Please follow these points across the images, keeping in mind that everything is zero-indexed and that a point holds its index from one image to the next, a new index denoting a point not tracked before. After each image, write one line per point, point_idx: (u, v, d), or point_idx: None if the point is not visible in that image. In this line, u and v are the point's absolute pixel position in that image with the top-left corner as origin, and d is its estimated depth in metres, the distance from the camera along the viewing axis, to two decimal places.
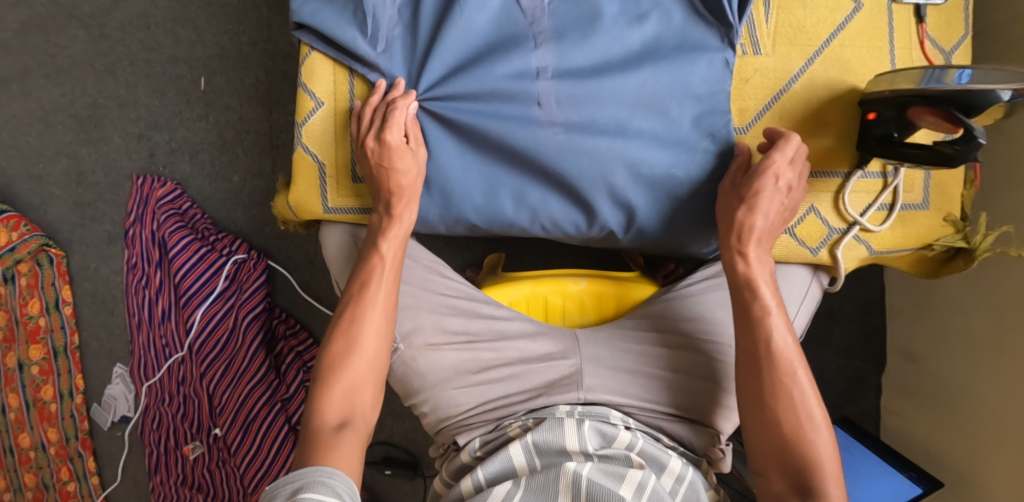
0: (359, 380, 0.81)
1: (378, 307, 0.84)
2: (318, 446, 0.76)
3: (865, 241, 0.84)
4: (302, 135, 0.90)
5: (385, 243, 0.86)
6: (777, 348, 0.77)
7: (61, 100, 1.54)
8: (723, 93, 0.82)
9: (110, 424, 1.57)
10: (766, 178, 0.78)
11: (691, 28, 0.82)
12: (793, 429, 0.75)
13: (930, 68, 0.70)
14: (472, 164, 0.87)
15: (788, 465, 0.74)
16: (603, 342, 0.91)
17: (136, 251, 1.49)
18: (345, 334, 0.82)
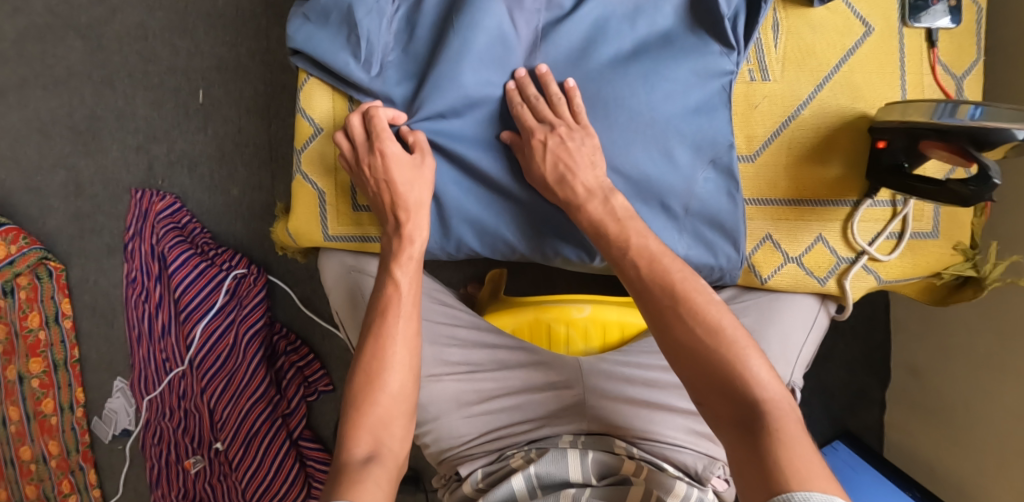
0: (385, 413, 0.74)
1: (400, 338, 0.77)
2: (345, 479, 0.67)
3: (875, 271, 0.82)
4: (302, 162, 0.89)
5: (399, 268, 0.80)
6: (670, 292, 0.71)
7: (60, 111, 1.52)
8: (722, 119, 0.80)
9: (110, 438, 1.55)
10: (535, 147, 0.78)
11: (691, 49, 0.80)
12: (714, 374, 0.67)
13: (943, 101, 0.68)
14: (470, 193, 0.85)
15: (731, 402, 0.66)
16: (604, 371, 0.89)
17: (136, 265, 1.47)
18: (367, 365, 0.75)
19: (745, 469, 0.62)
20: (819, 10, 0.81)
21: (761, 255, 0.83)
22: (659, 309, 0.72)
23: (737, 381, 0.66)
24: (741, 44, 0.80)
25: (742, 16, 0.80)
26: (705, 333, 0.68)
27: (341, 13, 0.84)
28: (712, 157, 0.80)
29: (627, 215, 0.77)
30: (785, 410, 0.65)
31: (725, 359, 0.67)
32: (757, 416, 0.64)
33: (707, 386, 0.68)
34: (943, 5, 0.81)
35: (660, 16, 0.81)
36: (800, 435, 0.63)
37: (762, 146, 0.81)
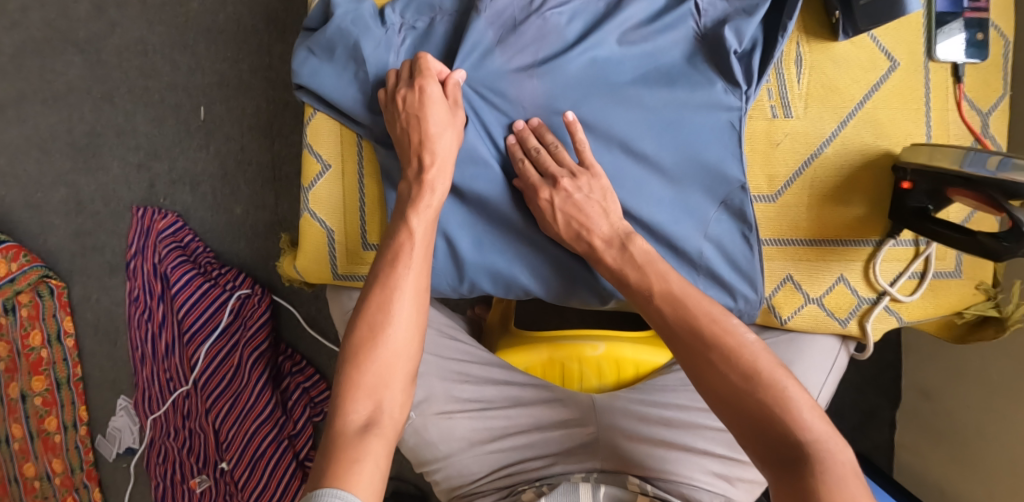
0: (386, 372, 0.70)
1: (409, 290, 0.74)
2: (342, 451, 0.63)
3: (895, 312, 0.83)
4: (308, 200, 0.88)
5: (415, 215, 0.77)
6: (707, 335, 0.69)
7: (59, 127, 1.49)
8: (733, 160, 0.80)
9: (115, 456, 1.52)
10: (542, 205, 0.79)
11: (696, 89, 0.80)
12: (762, 412, 0.64)
13: (972, 150, 0.69)
14: (486, 242, 0.84)
15: (774, 450, 0.63)
16: (621, 409, 0.87)
17: (138, 284, 1.45)
18: (373, 316, 0.72)
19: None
20: (843, 44, 0.81)
21: (782, 296, 0.83)
22: (692, 353, 0.69)
23: (779, 428, 0.63)
24: (753, 85, 0.79)
25: (758, 50, 0.80)
26: (740, 379, 0.65)
27: (348, 48, 0.83)
28: (724, 197, 0.81)
29: (647, 258, 0.75)
30: (832, 453, 0.62)
31: (764, 404, 0.64)
32: (804, 463, 0.61)
33: (747, 435, 0.65)
34: (966, 38, 0.81)
35: (664, 54, 0.81)
36: (850, 482, 0.60)
37: (782, 187, 0.82)
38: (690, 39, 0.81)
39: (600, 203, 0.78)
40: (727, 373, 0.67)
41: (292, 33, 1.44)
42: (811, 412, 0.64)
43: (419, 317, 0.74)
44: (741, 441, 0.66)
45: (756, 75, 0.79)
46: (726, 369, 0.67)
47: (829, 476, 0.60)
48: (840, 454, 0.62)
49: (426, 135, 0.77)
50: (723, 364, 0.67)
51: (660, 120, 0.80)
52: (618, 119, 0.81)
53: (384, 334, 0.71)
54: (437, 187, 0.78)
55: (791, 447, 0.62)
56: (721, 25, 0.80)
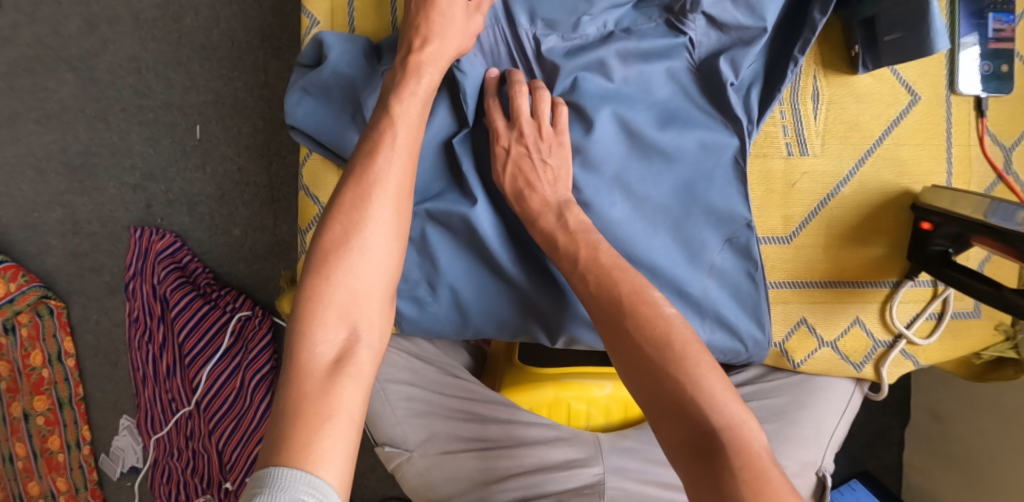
0: (360, 284, 0.67)
1: (388, 189, 0.70)
2: (312, 381, 0.61)
3: (913, 356, 0.83)
4: (308, 244, 0.86)
5: (400, 103, 0.73)
6: (629, 306, 0.68)
7: (53, 147, 1.46)
8: (737, 200, 0.77)
9: (119, 475, 1.50)
10: (497, 155, 0.77)
11: (698, 126, 0.78)
12: (673, 388, 0.62)
13: (997, 200, 0.68)
14: (491, 291, 0.83)
15: (688, 434, 0.60)
16: (629, 451, 0.86)
17: (138, 304, 1.43)
18: (346, 218, 0.68)
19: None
20: (862, 77, 0.79)
21: (796, 341, 0.82)
22: (610, 325, 0.68)
23: (692, 405, 0.60)
24: (754, 121, 0.77)
25: (757, 86, 0.78)
26: (652, 350, 0.64)
27: (344, 91, 0.80)
28: (729, 235, 0.78)
29: (581, 228, 0.74)
30: (744, 437, 0.58)
31: (672, 376, 0.62)
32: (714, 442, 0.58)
33: (660, 412, 0.62)
34: (992, 73, 0.80)
35: (659, 91, 0.79)
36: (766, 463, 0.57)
37: (798, 228, 0.80)
38: (685, 72, 0.79)
39: (556, 172, 0.76)
40: (643, 345, 0.65)
41: (287, 50, 1.43)
42: (723, 391, 0.61)
43: (396, 218, 0.71)
44: (654, 422, 0.63)
45: (757, 111, 0.77)
46: (642, 341, 0.65)
47: (742, 460, 0.57)
48: (756, 442, 0.58)
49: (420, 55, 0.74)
50: (642, 334, 0.65)
51: (664, 158, 0.78)
52: (621, 160, 0.79)
53: (358, 236, 0.68)
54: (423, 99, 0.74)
55: (704, 428, 0.59)
56: (717, 56, 0.77)
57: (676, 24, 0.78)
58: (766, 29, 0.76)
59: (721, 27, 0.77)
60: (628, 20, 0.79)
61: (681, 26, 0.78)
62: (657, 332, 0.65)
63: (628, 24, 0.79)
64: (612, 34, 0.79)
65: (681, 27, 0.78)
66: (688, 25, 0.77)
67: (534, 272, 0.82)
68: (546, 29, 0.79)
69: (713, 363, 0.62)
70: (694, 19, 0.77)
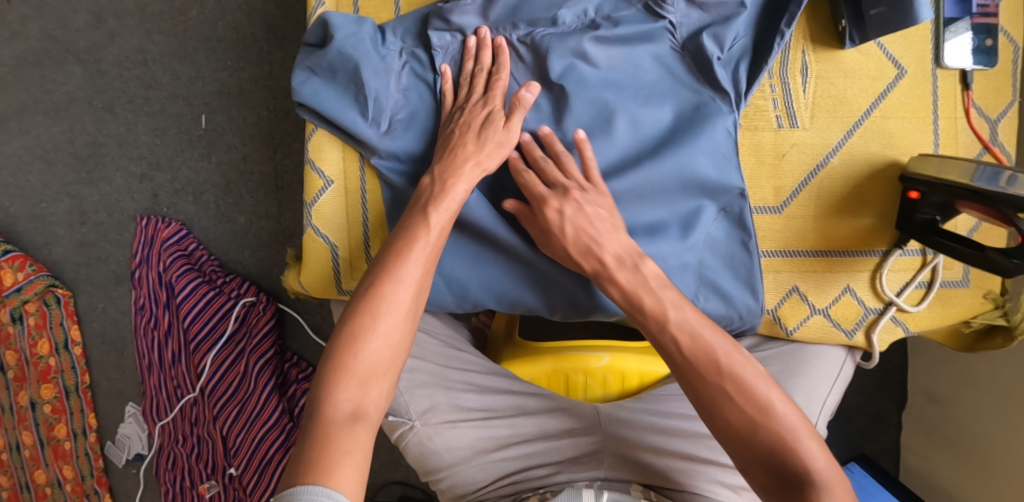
0: (380, 363, 0.69)
1: (410, 281, 0.72)
2: (333, 439, 0.64)
3: (902, 323, 0.85)
4: (312, 216, 0.88)
5: (436, 213, 0.75)
6: (721, 365, 0.69)
7: (61, 138, 1.49)
8: (732, 169, 0.79)
9: (125, 462, 1.52)
10: (546, 222, 0.77)
11: (683, 104, 0.80)
12: (775, 447, 0.66)
13: (983, 165, 0.71)
14: (489, 268, 0.85)
15: (788, 490, 0.65)
16: (626, 419, 0.87)
17: (144, 292, 1.45)
18: (371, 302, 0.70)
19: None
20: (850, 52, 0.82)
21: (788, 308, 0.85)
22: (703, 384, 0.70)
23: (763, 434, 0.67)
24: (742, 94, 0.79)
25: (744, 60, 0.80)
26: (755, 413, 0.67)
27: (348, 72, 0.82)
28: (723, 205, 0.81)
29: (660, 280, 0.73)
30: (838, 486, 0.64)
31: (774, 436, 0.66)
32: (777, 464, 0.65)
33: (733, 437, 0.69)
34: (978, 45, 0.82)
35: (646, 72, 0.81)
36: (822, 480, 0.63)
37: (788, 198, 0.83)
38: (670, 53, 0.81)
39: (608, 218, 0.76)
40: (743, 407, 0.68)
41: (292, 41, 1.45)
42: (816, 445, 0.66)
43: (408, 309, 0.72)
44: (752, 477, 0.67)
45: (745, 85, 0.80)
46: (740, 403, 0.68)
47: None
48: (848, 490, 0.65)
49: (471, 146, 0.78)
50: (738, 395, 0.68)
51: (649, 140, 0.81)
52: (606, 152, 0.81)
53: (379, 324, 0.70)
54: (470, 176, 0.77)
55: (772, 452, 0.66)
56: (699, 34, 0.80)
57: (655, 7, 0.80)
58: (744, 4, 0.79)
59: (700, 6, 0.79)
60: (608, 7, 0.82)
61: (660, 11, 0.80)
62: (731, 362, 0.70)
63: (608, 11, 0.82)
64: (593, 22, 0.82)
65: (661, 10, 0.80)
66: (667, 9, 0.80)
67: (528, 259, 0.84)
68: (530, 26, 0.82)
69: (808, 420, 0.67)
70: (672, 2, 0.80)
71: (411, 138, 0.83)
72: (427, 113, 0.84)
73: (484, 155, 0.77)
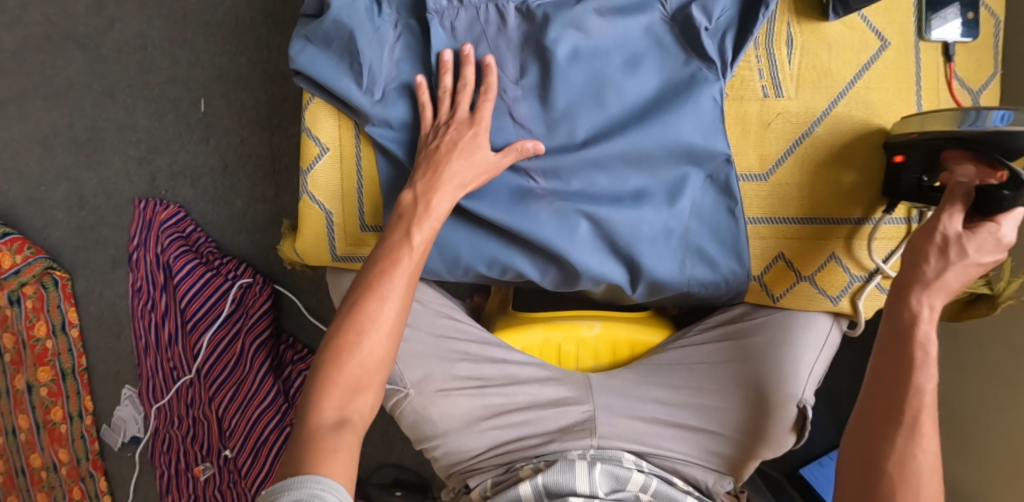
0: (363, 376, 0.73)
1: (396, 297, 0.75)
2: (317, 449, 0.68)
3: (887, 290, 0.87)
4: (307, 183, 0.90)
5: (418, 232, 0.77)
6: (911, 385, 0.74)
7: (60, 123, 1.50)
8: (718, 136, 0.82)
9: (120, 445, 1.52)
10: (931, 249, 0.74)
11: (671, 75, 0.82)
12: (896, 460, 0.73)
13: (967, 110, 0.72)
14: (480, 238, 0.87)
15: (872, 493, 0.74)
16: (618, 389, 0.89)
17: (141, 274, 1.47)
18: (355, 320, 0.74)
19: (854, 469, 0.77)
20: (833, 25, 0.84)
21: (773, 275, 0.88)
22: (884, 388, 0.76)
23: (902, 392, 0.74)
24: (728, 64, 0.82)
25: (731, 32, 0.82)
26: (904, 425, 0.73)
27: (343, 40, 0.84)
28: (711, 172, 0.83)
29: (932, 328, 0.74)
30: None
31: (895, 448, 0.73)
32: (894, 420, 0.74)
33: (873, 386, 0.77)
34: (960, 18, 0.85)
35: (635, 41, 0.82)
36: (928, 437, 0.73)
37: (775, 165, 0.85)
38: (660, 24, 0.83)
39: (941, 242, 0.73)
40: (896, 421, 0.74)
41: (290, 27, 1.47)
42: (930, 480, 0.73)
43: (396, 325, 0.76)
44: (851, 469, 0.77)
45: (730, 55, 0.82)
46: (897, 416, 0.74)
47: None
48: None
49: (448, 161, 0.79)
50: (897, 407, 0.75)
51: (637, 107, 0.83)
52: (590, 118, 0.83)
53: (365, 340, 0.74)
54: (453, 195, 0.79)
55: (896, 408, 0.74)
56: (688, 6, 0.81)
57: None
58: None
59: None
60: None
61: None
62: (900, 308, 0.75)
63: None
64: None
65: None
66: None
67: (513, 225, 0.83)
68: None
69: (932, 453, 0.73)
70: None
71: (405, 106, 0.85)
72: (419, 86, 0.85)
73: (467, 178, 0.79)
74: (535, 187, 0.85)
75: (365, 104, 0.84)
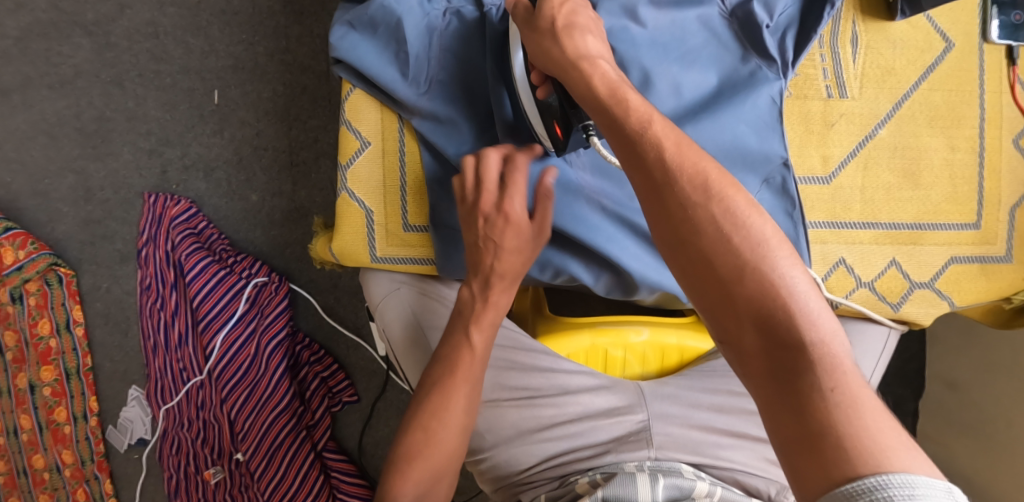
0: (440, 465, 0.75)
1: (467, 388, 0.77)
2: None
3: (948, 297, 0.87)
4: (347, 178, 0.86)
5: (477, 332, 0.78)
6: (688, 189, 0.53)
7: (66, 112, 1.43)
8: (775, 134, 0.80)
9: (126, 447, 1.44)
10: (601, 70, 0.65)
11: (728, 73, 0.81)
12: (759, 293, 0.51)
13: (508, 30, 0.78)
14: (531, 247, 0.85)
15: (771, 356, 0.51)
16: (670, 397, 0.85)
17: (150, 272, 1.40)
18: (428, 409, 0.76)
19: (760, 368, 0.51)
20: (900, 23, 0.85)
21: (835, 279, 0.85)
22: (664, 211, 0.54)
23: (704, 228, 0.53)
24: (789, 63, 0.80)
25: (791, 32, 0.81)
26: (744, 249, 0.51)
27: (390, 28, 0.81)
28: (766, 176, 0.81)
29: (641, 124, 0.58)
30: (835, 354, 0.50)
31: (758, 286, 0.51)
32: (738, 283, 0.51)
33: (658, 222, 0.55)
34: (1000, 20, 0.85)
35: (693, 37, 0.80)
36: (773, 245, 0.52)
37: (837, 168, 0.85)
38: (718, 18, 0.81)
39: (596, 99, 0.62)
40: (724, 244, 0.52)
41: (310, 16, 1.42)
42: (812, 301, 0.51)
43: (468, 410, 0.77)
44: (720, 329, 0.53)
45: (791, 54, 0.81)
46: (722, 241, 0.52)
47: (831, 378, 0.49)
48: (844, 358, 0.50)
49: (502, 255, 0.77)
50: (715, 225, 0.52)
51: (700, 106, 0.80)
52: None
53: (438, 427, 0.75)
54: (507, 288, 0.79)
55: (723, 251, 0.52)
56: (750, 2, 0.80)
57: None
58: None
59: None
60: None
61: None
62: (628, 144, 0.57)
63: None
64: None
65: None
66: None
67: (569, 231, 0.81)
68: None
69: (790, 256, 0.52)
70: None
71: (451, 100, 0.83)
72: (470, 80, 0.83)
73: (506, 267, 0.77)
74: (585, 185, 0.82)
75: (411, 95, 0.82)
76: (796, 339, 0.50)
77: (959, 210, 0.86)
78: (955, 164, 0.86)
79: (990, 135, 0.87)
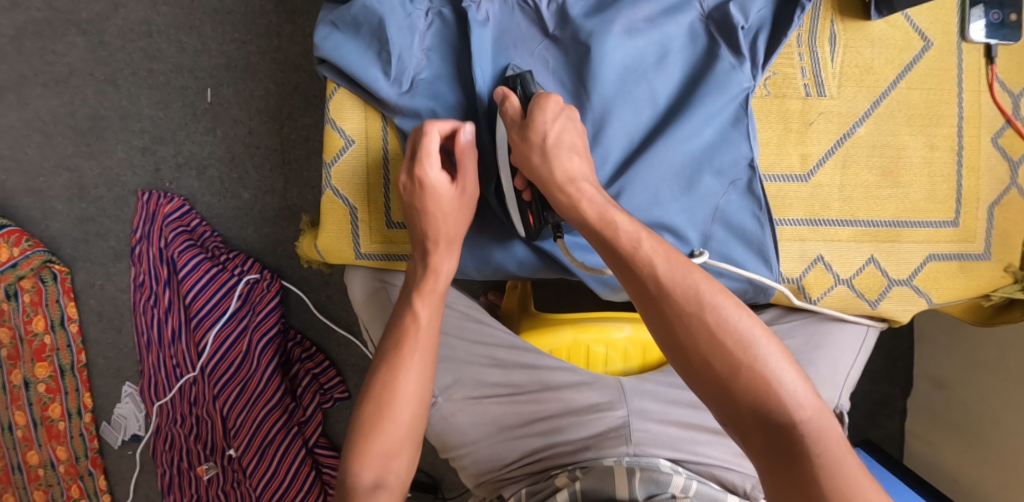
0: (395, 445, 0.75)
1: (414, 369, 0.77)
2: None
3: (926, 294, 0.88)
4: (331, 176, 0.87)
5: (421, 303, 0.79)
6: (681, 296, 0.60)
7: (60, 111, 1.44)
8: (743, 132, 0.81)
9: (121, 443, 1.46)
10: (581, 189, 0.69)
11: (702, 74, 0.82)
12: (754, 385, 0.57)
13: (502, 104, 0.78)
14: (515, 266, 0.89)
15: (769, 445, 0.56)
16: (649, 394, 0.86)
17: (144, 269, 1.40)
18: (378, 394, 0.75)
19: (760, 455, 0.56)
20: (878, 23, 0.86)
21: (813, 277, 0.86)
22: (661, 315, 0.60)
23: (699, 334, 0.58)
24: (760, 65, 0.82)
25: (764, 33, 0.82)
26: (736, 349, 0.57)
27: (372, 27, 0.82)
28: (733, 178, 0.82)
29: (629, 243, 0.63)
30: (828, 439, 0.55)
31: (752, 380, 0.57)
32: (733, 381, 0.57)
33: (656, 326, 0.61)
34: (985, 20, 0.86)
35: (671, 42, 0.82)
36: (764, 344, 0.58)
37: (815, 165, 0.86)
38: (693, 23, 0.83)
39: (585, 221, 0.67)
40: (718, 346, 0.58)
41: (302, 16, 1.43)
42: (800, 391, 0.57)
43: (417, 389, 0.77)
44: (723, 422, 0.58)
45: (762, 56, 0.82)
46: (716, 344, 0.58)
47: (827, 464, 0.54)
48: (836, 441, 0.56)
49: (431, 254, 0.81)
50: (708, 330, 0.58)
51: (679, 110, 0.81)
52: (629, 120, 0.82)
53: (390, 410, 0.75)
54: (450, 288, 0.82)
55: (718, 352, 0.58)
56: (726, 4, 0.82)
57: None
58: None
59: None
60: None
61: None
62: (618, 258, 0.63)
63: None
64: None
65: None
66: None
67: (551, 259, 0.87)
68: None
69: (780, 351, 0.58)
70: None
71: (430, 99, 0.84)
72: (450, 79, 0.84)
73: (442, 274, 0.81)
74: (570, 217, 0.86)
75: (392, 95, 0.83)
76: (790, 424, 0.55)
77: (937, 207, 0.87)
78: (934, 162, 0.87)
79: (969, 133, 0.88)
